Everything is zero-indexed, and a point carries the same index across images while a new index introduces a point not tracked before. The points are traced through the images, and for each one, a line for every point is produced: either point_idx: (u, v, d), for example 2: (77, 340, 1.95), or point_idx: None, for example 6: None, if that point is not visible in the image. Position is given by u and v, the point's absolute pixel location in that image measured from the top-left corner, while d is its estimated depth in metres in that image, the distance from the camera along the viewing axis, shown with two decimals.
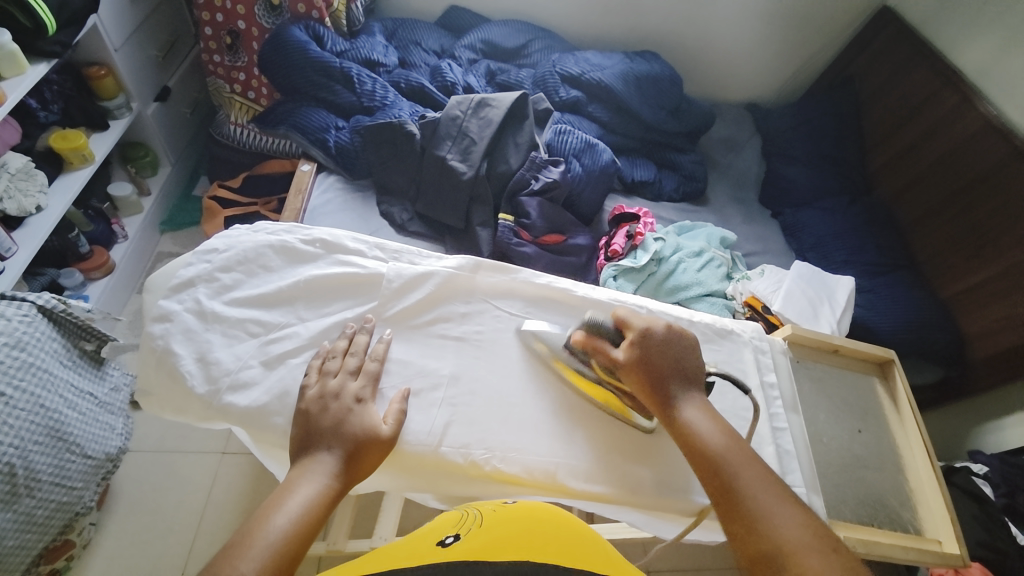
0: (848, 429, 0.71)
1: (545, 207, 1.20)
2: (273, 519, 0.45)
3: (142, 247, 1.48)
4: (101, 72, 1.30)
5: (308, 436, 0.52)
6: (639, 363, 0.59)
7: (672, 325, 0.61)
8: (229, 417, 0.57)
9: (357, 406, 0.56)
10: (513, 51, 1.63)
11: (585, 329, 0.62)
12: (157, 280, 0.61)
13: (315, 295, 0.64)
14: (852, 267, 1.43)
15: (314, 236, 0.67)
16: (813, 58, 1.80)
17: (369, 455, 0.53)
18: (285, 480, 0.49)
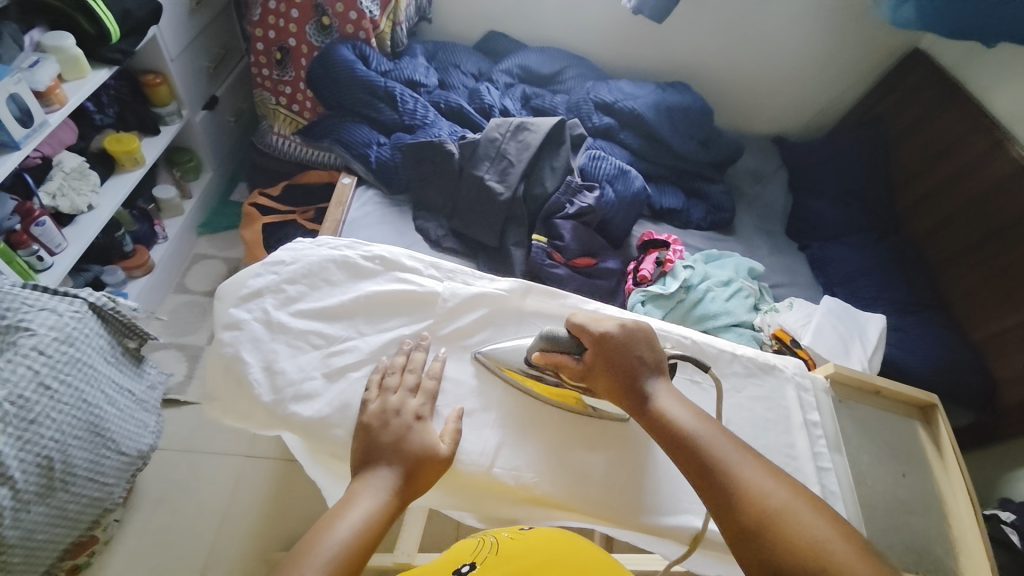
0: (891, 473, 0.69)
1: (579, 230, 1.21)
2: (336, 530, 0.48)
3: (180, 248, 1.52)
4: (156, 80, 1.34)
5: (369, 449, 0.55)
6: (600, 364, 0.59)
7: (626, 324, 0.60)
8: (290, 425, 0.58)
9: (417, 423, 0.57)
10: (548, 77, 1.67)
11: (541, 344, 0.62)
12: (228, 288, 0.63)
13: (374, 311, 0.66)
14: (881, 305, 1.42)
15: (373, 253, 0.69)
16: (843, 96, 1.82)
17: (427, 471, 0.55)
18: (347, 493, 0.52)
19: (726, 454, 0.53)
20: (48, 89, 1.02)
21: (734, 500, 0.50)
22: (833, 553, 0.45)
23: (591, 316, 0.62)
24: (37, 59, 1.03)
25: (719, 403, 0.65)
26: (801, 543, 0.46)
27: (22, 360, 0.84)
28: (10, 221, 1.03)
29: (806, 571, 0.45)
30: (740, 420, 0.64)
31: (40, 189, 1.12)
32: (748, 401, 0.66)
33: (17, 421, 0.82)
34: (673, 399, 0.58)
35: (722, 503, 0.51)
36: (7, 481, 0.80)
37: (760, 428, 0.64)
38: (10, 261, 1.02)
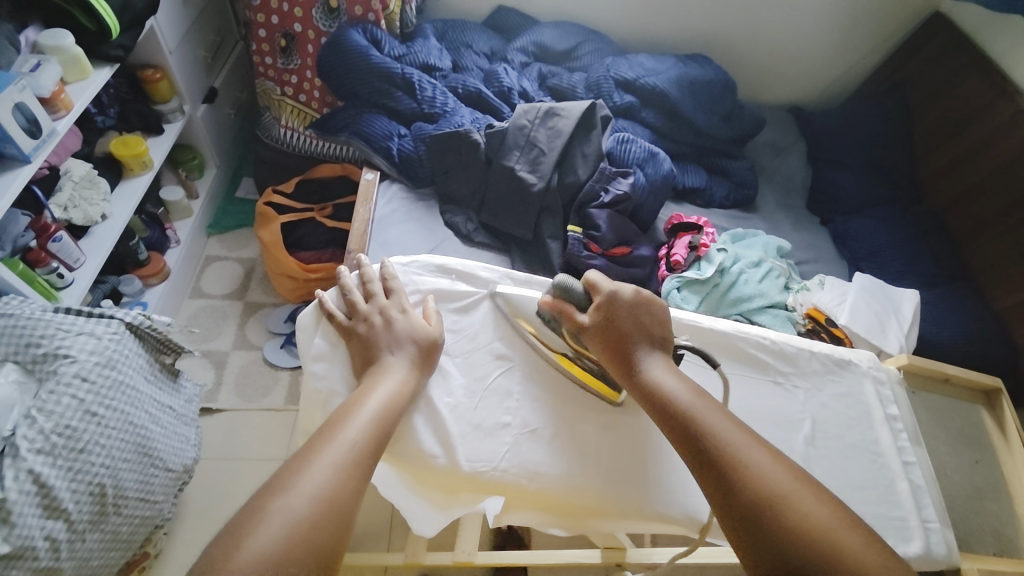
0: (967, 460, 0.89)
1: (614, 218, 1.18)
2: (365, 404, 0.55)
3: (191, 251, 1.46)
4: (156, 75, 1.26)
5: (370, 347, 0.61)
6: (604, 330, 0.61)
7: (640, 291, 0.62)
8: (394, 459, 0.59)
9: (403, 315, 0.64)
10: (564, 53, 1.60)
11: (553, 292, 0.64)
12: (308, 319, 0.65)
13: (459, 333, 0.67)
14: (909, 278, 1.42)
15: (447, 266, 0.70)
16: (860, 64, 1.78)
17: (427, 353, 0.62)
18: (367, 380, 0.58)
19: (728, 435, 0.55)
20: (53, 94, 0.95)
21: (733, 481, 0.52)
22: (826, 536, 0.49)
23: (608, 278, 0.64)
24: (37, 61, 0.95)
25: (803, 403, 0.67)
26: (799, 526, 0.50)
27: (66, 389, 0.80)
28: (26, 237, 0.97)
29: (798, 549, 0.49)
30: (825, 420, 0.66)
31: (50, 201, 1.06)
32: (830, 399, 0.67)
33: (66, 451, 0.78)
34: (676, 377, 0.59)
35: (721, 483, 0.52)
36: (61, 513, 0.77)
37: (844, 424, 0.66)
38: (31, 281, 0.96)
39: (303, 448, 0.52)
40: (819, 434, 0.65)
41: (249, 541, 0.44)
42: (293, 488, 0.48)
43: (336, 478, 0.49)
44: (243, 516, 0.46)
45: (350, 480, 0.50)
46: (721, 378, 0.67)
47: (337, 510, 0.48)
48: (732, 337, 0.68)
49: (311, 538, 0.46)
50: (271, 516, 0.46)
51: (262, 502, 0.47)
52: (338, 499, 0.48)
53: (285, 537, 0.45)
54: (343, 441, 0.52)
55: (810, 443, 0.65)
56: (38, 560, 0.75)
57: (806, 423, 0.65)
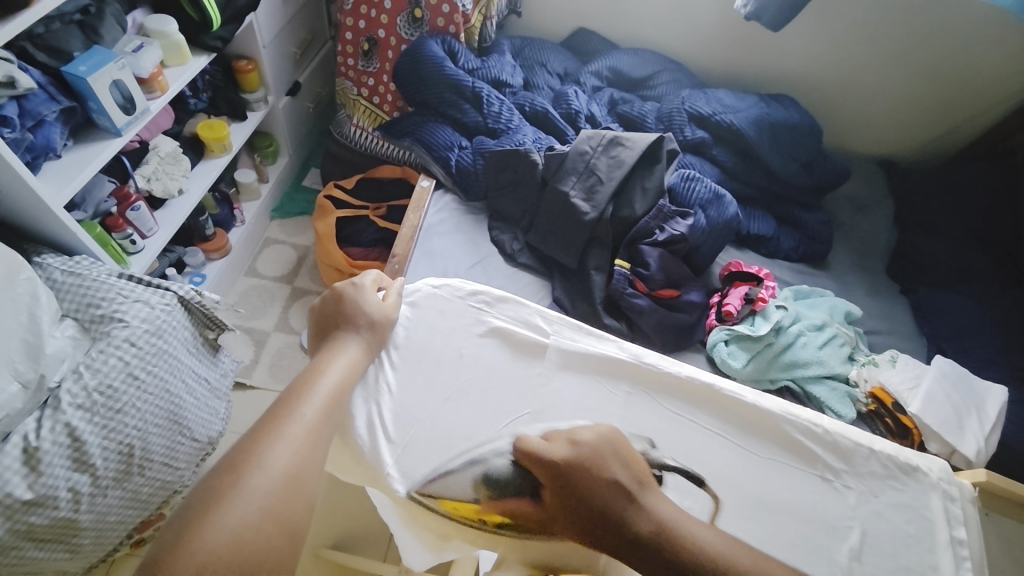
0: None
1: (665, 258, 1.13)
2: (321, 380, 0.56)
3: (253, 232, 1.54)
4: (248, 66, 1.35)
5: (330, 323, 0.62)
6: (570, 516, 0.50)
7: (575, 443, 0.52)
8: (388, 488, 0.57)
9: (354, 287, 0.64)
10: (639, 81, 1.56)
11: (484, 492, 0.55)
12: None
13: (478, 364, 0.64)
14: (998, 369, 1.22)
15: (477, 292, 0.68)
16: (974, 122, 1.59)
17: (381, 327, 0.62)
18: (320, 359, 0.58)
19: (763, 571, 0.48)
20: (150, 75, 1.03)
21: None
22: None
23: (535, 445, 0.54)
24: (142, 44, 1.04)
25: (853, 507, 0.58)
26: None
27: (114, 351, 0.86)
28: (107, 203, 1.06)
29: None
30: (879, 532, 0.57)
31: (136, 172, 1.15)
32: (887, 508, 0.59)
33: (104, 410, 0.83)
34: (675, 517, 0.50)
35: None
36: (88, 467, 0.81)
37: (897, 541, 0.57)
38: (106, 245, 1.04)
39: (256, 429, 0.52)
40: (867, 549, 0.56)
41: (216, 520, 0.44)
42: (256, 466, 0.47)
43: (296, 454, 0.50)
44: (203, 499, 0.45)
45: (311, 454, 0.50)
46: (757, 459, 0.60)
47: (301, 483, 0.48)
48: (777, 418, 0.61)
49: (276, 511, 0.46)
50: (231, 493, 0.46)
51: (220, 482, 0.46)
52: (303, 473, 0.49)
53: (250, 517, 0.45)
54: (299, 419, 0.52)
55: (855, 556, 0.56)
56: (58, 509, 0.79)
57: (854, 532, 0.57)
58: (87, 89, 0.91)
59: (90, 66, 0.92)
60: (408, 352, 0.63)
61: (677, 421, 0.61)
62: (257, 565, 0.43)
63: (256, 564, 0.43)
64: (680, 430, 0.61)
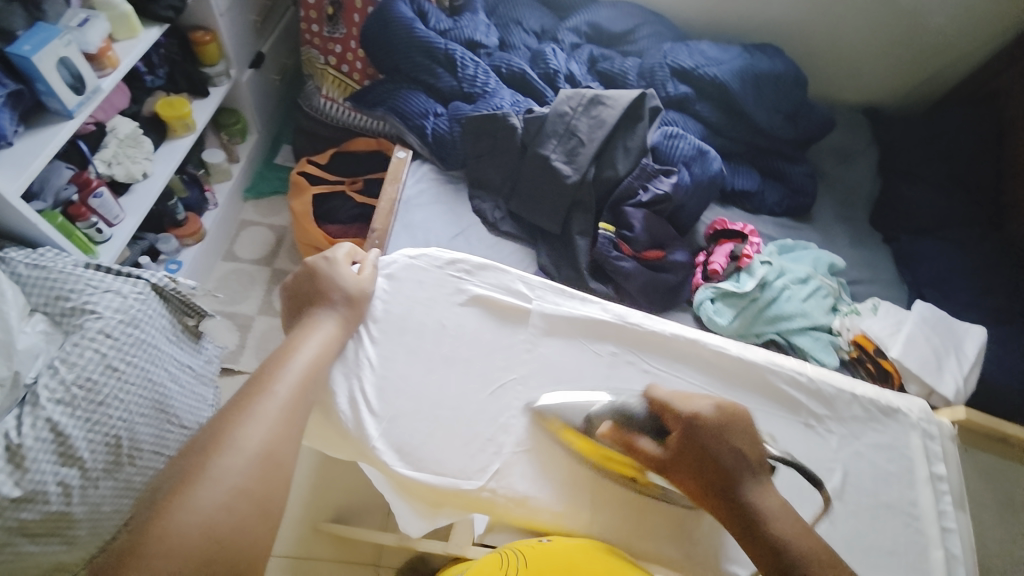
0: (995, 510, 0.82)
1: (650, 219, 1.11)
2: (294, 357, 0.55)
3: (228, 214, 1.49)
4: (205, 38, 1.27)
5: (305, 301, 0.60)
6: (685, 459, 0.52)
7: (723, 405, 0.53)
8: (377, 461, 0.57)
9: (326, 262, 0.61)
10: (619, 36, 1.50)
11: (613, 418, 0.55)
12: None
13: (461, 334, 0.63)
14: (976, 311, 1.26)
15: (457, 261, 0.66)
16: (958, 64, 1.57)
17: (357, 303, 0.61)
18: (295, 335, 0.57)
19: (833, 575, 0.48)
20: (99, 51, 0.97)
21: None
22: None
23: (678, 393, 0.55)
24: (87, 17, 0.97)
25: (835, 450, 0.60)
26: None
27: (89, 344, 0.83)
28: (68, 190, 1.02)
29: None
30: (859, 473, 0.59)
31: (95, 156, 1.10)
32: (868, 450, 0.60)
33: (85, 403, 0.81)
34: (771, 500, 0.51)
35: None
36: (76, 461, 0.80)
37: (877, 480, 0.59)
38: (71, 235, 1.00)
39: (228, 408, 0.51)
40: (848, 489, 0.58)
41: (189, 501, 0.44)
42: (228, 446, 0.47)
43: (270, 432, 0.49)
44: (174, 481, 0.45)
45: (285, 431, 0.50)
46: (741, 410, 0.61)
47: (275, 462, 0.48)
48: (761, 369, 0.62)
49: (249, 490, 0.46)
50: (203, 474, 0.45)
51: (192, 463, 0.46)
52: (277, 452, 0.49)
53: (224, 498, 0.45)
54: (273, 397, 0.51)
55: (836, 496, 0.58)
56: (49, 503, 0.79)
57: (835, 474, 0.59)
58: (32, 70, 0.85)
59: (31, 44, 0.86)
60: (388, 325, 0.62)
61: (662, 379, 0.62)
62: (230, 546, 0.44)
63: (230, 544, 0.44)
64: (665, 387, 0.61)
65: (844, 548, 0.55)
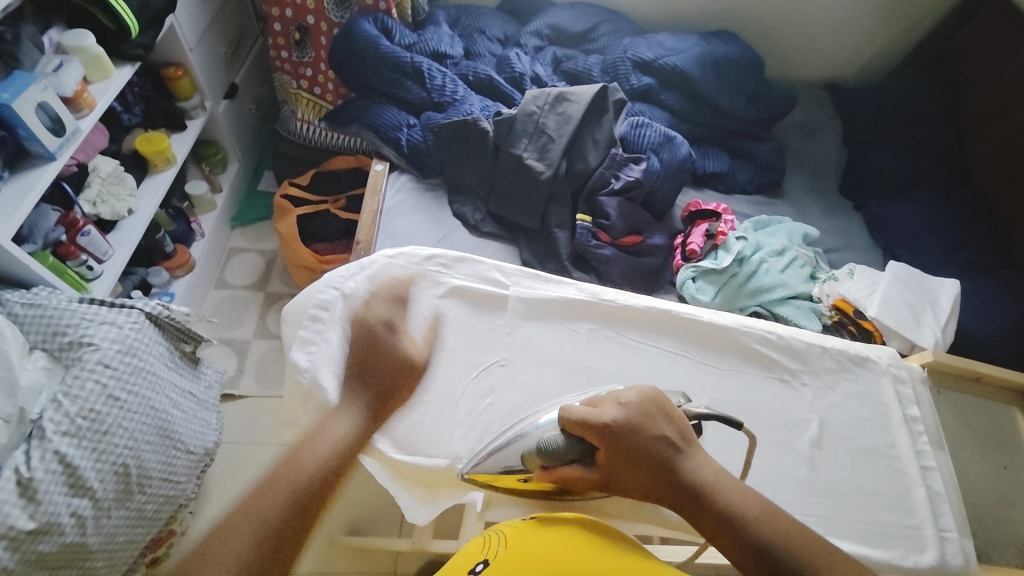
0: (993, 465, 0.73)
1: (625, 206, 1.15)
2: (311, 453, 0.50)
3: (215, 243, 1.52)
4: (177, 73, 1.31)
5: (354, 371, 0.57)
6: (621, 465, 0.51)
7: (627, 404, 0.52)
8: (373, 452, 0.59)
9: (391, 332, 0.59)
10: (580, 35, 1.55)
11: (538, 457, 0.54)
12: (293, 308, 0.66)
13: (445, 326, 0.65)
14: (949, 266, 1.30)
15: (436, 258, 0.69)
16: (907, 33, 1.63)
17: (404, 383, 0.58)
18: (321, 426, 0.53)
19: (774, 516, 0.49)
20: (75, 94, 1.00)
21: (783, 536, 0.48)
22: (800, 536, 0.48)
23: (583, 407, 0.53)
24: (60, 62, 0.99)
25: (810, 402, 0.63)
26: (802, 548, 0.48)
27: (90, 375, 0.85)
28: (56, 232, 1.03)
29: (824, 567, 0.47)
30: (835, 421, 0.62)
31: (80, 197, 1.12)
32: (842, 399, 0.63)
33: (91, 433, 0.83)
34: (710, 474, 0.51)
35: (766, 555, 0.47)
36: (87, 491, 0.82)
37: (852, 426, 0.62)
38: (62, 274, 1.02)
39: (218, 525, 0.45)
40: (826, 436, 0.61)
41: None
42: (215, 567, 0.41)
43: (264, 540, 0.44)
44: None
45: (283, 537, 0.45)
46: (716, 370, 0.64)
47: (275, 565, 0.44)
48: (733, 331, 0.65)
49: None
50: None
51: None
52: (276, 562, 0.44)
53: None
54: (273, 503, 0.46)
55: (816, 445, 0.61)
56: (65, 535, 0.80)
57: (813, 424, 0.62)
58: (13, 116, 0.88)
59: (9, 92, 0.88)
60: None
61: (639, 348, 0.65)
62: None
63: None
64: (641, 356, 0.64)
65: (828, 492, 0.58)
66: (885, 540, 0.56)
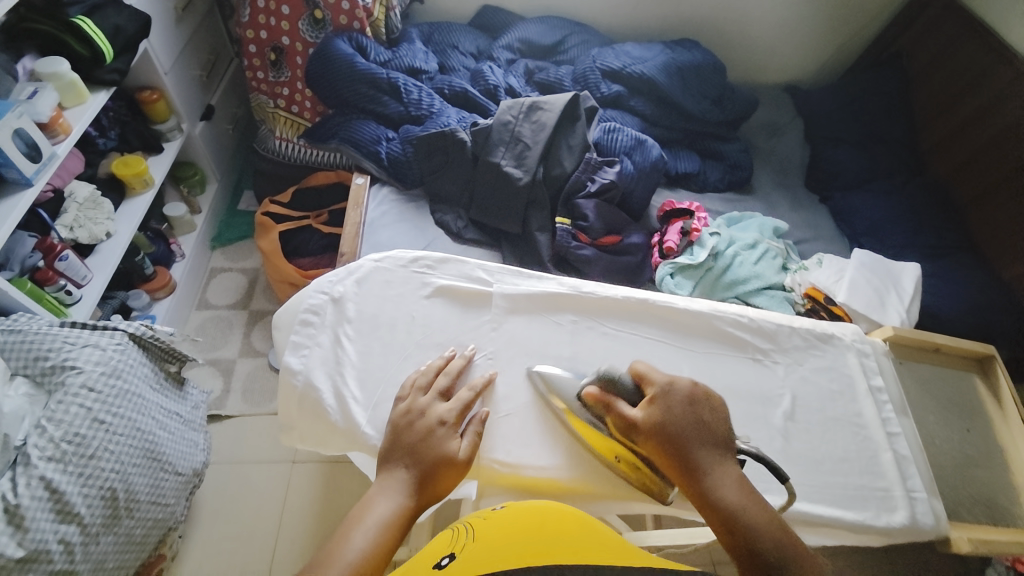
0: (957, 430, 0.77)
1: (602, 207, 1.19)
2: (351, 539, 0.46)
3: (196, 264, 1.51)
4: (153, 96, 1.31)
5: (392, 454, 0.53)
6: (656, 427, 0.55)
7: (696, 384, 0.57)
8: (367, 450, 0.60)
9: (440, 428, 0.55)
10: (550, 48, 1.61)
11: (599, 382, 0.58)
12: (283, 317, 0.67)
13: (431, 326, 0.67)
14: (910, 251, 1.36)
15: (420, 260, 0.71)
16: (857, 36, 1.73)
17: (445, 478, 0.53)
18: (364, 498, 0.50)
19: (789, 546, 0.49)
20: (51, 119, 1.00)
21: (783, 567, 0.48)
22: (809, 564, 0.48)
23: (655, 368, 0.59)
24: (35, 88, 0.99)
25: (783, 378, 0.67)
26: None
27: (74, 399, 0.84)
28: (33, 258, 1.02)
29: None
30: (807, 395, 0.66)
31: (56, 222, 1.11)
32: (812, 373, 0.67)
33: (77, 457, 0.82)
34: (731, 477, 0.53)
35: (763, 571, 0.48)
36: (74, 517, 0.81)
37: (822, 399, 0.66)
38: (41, 299, 1.01)
39: None
40: (799, 409, 0.65)
41: None
42: None
43: None
44: None
45: None
46: (692, 353, 0.67)
47: None
48: (707, 316, 0.69)
49: None
50: None
51: None
52: None
53: None
54: None
55: (790, 418, 0.64)
56: (52, 563, 0.79)
57: (786, 398, 0.65)
58: None
59: None
60: (362, 324, 0.66)
61: (619, 336, 0.68)
62: None
63: None
64: (622, 343, 0.67)
65: (803, 461, 0.61)
66: (858, 502, 0.60)
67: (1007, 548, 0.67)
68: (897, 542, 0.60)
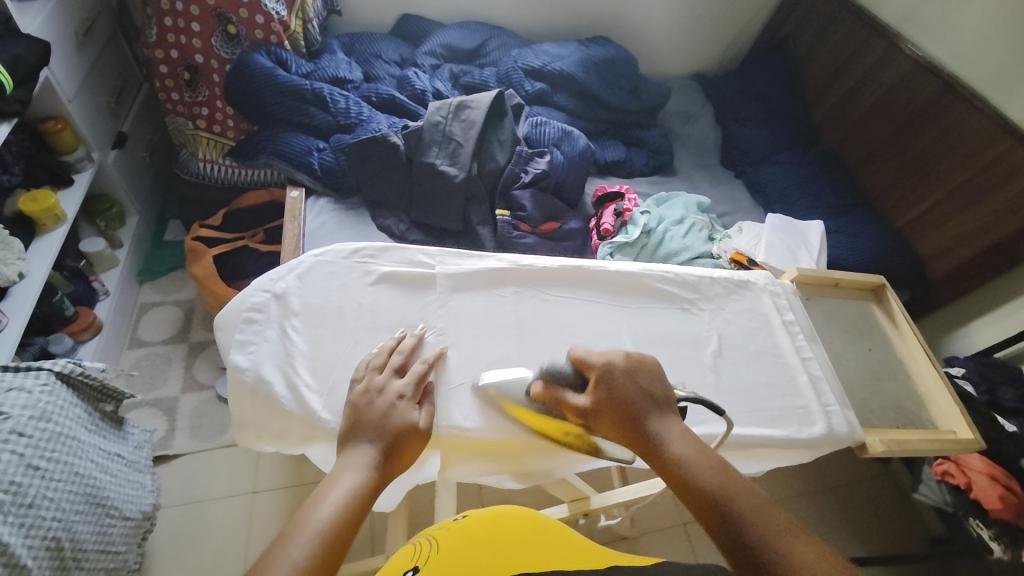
0: (861, 350, 0.88)
1: (538, 197, 1.25)
2: (319, 508, 0.47)
3: (123, 299, 1.42)
4: (58, 126, 1.23)
5: (354, 430, 0.54)
6: (606, 402, 0.57)
7: (629, 353, 0.61)
8: (327, 437, 0.60)
9: (400, 402, 0.57)
10: (471, 52, 1.66)
11: (542, 379, 0.61)
12: (226, 318, 0.66)
13: (379, 313, 0.68)
14: (816, 212, 1.52)
15: (361, 251, 0.73)
16: (749, 25, 1.91)
17: (407, 447, 0.55)
18: (330, 472, 0.50)
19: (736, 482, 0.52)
20: None
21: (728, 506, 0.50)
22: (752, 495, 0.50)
23: (593, 350, 0.63)
24: None
25: (709, 322, 0.74)
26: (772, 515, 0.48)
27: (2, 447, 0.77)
28: None
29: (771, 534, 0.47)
30: (730, 334, 0.73)
31: None
32: (733, 315, 0.75)
33: (15, 508, 0.75)
34: (678, 435, 0.56)
35: (714, 512, 0.49)
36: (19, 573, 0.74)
37: (745, 337, 0.73)
38: None
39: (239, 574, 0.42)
40: (725, 347, 0.72)
41: None
42: None
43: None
44: None
45: None
46: (627, 309, 0.73)
47: None
48: (637, 275, 0.75)
49: None
50: None
51: None
52: None
53: None
54: (284, 564, 0.42)
55: (718, 355, 0.71)
56: None
57: (713, 339, 0.72)
58: None
59: None
60: (310, 317, 0.67)
61: (559, 302, 0.72)
62: None
63: None
64: (563, 308, 0.72)
65: (731, 391, 0.68)
66: (783, 420, 0.67)
67: (918, 445, 0.77)
68: (821, 453, 0.68)
